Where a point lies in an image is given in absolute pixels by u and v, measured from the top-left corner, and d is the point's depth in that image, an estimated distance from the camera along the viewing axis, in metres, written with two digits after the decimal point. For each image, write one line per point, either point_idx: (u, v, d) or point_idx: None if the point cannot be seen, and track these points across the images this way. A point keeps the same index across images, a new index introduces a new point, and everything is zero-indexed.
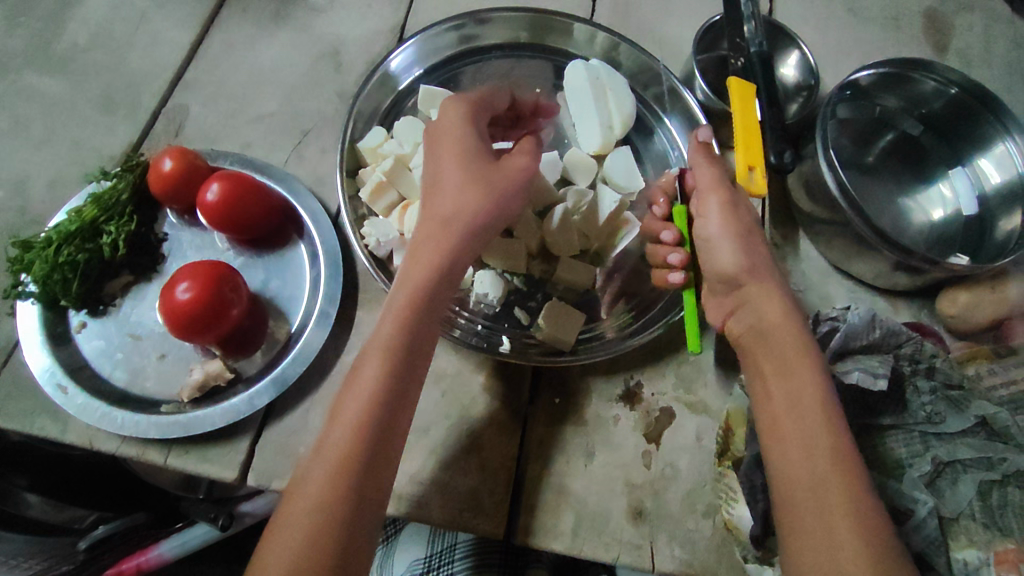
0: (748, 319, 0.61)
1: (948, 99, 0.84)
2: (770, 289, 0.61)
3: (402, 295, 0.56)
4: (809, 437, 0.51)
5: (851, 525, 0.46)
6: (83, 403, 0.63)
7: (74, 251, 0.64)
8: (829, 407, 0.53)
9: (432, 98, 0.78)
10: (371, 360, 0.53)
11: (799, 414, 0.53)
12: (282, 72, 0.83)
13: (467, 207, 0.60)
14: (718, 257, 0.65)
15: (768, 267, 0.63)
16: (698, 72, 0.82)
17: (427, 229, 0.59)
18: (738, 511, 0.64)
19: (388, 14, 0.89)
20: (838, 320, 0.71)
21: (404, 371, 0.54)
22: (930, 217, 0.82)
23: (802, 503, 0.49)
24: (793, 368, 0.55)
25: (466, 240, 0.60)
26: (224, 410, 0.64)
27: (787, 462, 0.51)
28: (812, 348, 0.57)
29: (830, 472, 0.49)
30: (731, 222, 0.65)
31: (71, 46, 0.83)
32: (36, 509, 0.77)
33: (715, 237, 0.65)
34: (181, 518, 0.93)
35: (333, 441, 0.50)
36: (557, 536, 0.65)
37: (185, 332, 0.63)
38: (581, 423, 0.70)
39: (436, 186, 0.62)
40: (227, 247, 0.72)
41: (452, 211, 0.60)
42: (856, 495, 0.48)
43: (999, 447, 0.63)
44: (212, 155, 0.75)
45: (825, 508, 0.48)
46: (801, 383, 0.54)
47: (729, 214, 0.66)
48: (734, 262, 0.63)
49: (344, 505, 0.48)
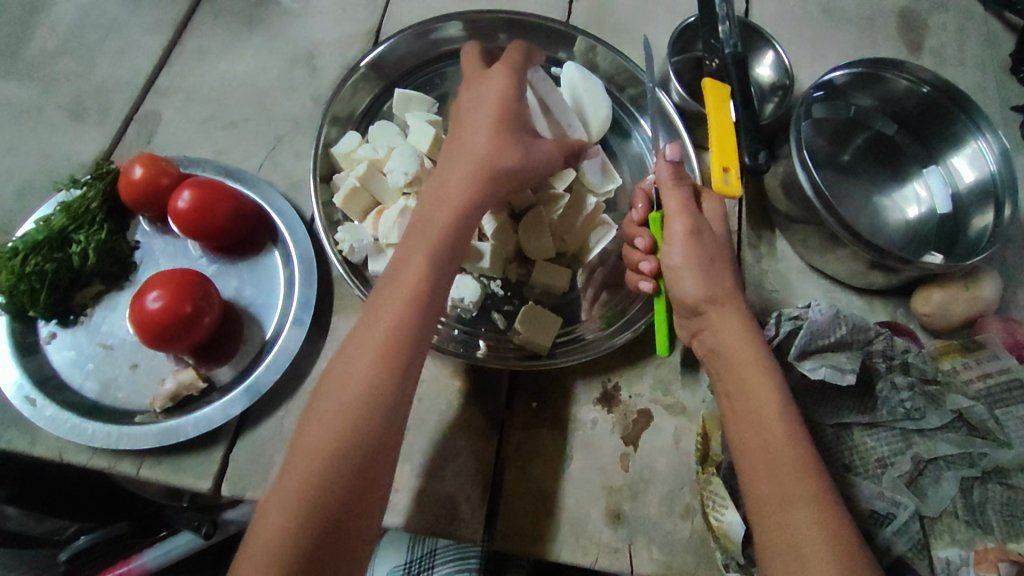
0: (708, 339, 0.61)
1: (920, 97, 0.85)
2: (729, 314, 0.60)
3: (426, 236, 0.58)
4: (768, 449, 0.53)
5: (813, 529, 0.49)
6: (52, 415, 0.62)
7: (41, 261, 0.63)
8: (787, 418, 0.54)
9: (407, 102, 0.78)
10: (397, 296, 0.55)
11: (758, 428, 0.54)
12: (255, 77, 0.83)
13: (495, 159, 0.63)
14: (681, 288, 0.62)
15: (731, 293, 0.61)
16: (673, 75, 0.82)
17: (458, 171, 0.62)
18: (728, 518, 0.62)
19: (363, 18, 0.88)
20: (799, 317, 0.69)
21: (426, 314, 0.55)
22: (905, 215, 0.83)
23: (767, 514, 0.51)
24: (748, 383, 0.56)
25: (486, 194, 0.62)
26: (197, 420, 0.63)
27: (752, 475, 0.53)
28: (766, 356, 0.58)
29: (792, 484, 0.51)
30: (696, 255, 0.62)
31: (40, 52, 0.82)
32: (14, 521, 0.78)
33: (679, 268, 0.62)
34: (165, 528, 0.90)
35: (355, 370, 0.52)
36: (535, 540, 0.65)
37: (155, 341, 0.63)
38: (558, 427, 0.70)
39: (472, 138, 0.64)
40: (200, 254, 0.71)
41: (484, 159, 0.62)
42: (818, 505, 0.50)
43: (978, 442, 0.65)
44: (185, 162, 0.74)
45: (789, 518, 0.50)
46: (759, 391, 0.56)
47: (694, 247, 0.62)
48: (697, 292, 0.61)
49: (358, 454, 0.50)
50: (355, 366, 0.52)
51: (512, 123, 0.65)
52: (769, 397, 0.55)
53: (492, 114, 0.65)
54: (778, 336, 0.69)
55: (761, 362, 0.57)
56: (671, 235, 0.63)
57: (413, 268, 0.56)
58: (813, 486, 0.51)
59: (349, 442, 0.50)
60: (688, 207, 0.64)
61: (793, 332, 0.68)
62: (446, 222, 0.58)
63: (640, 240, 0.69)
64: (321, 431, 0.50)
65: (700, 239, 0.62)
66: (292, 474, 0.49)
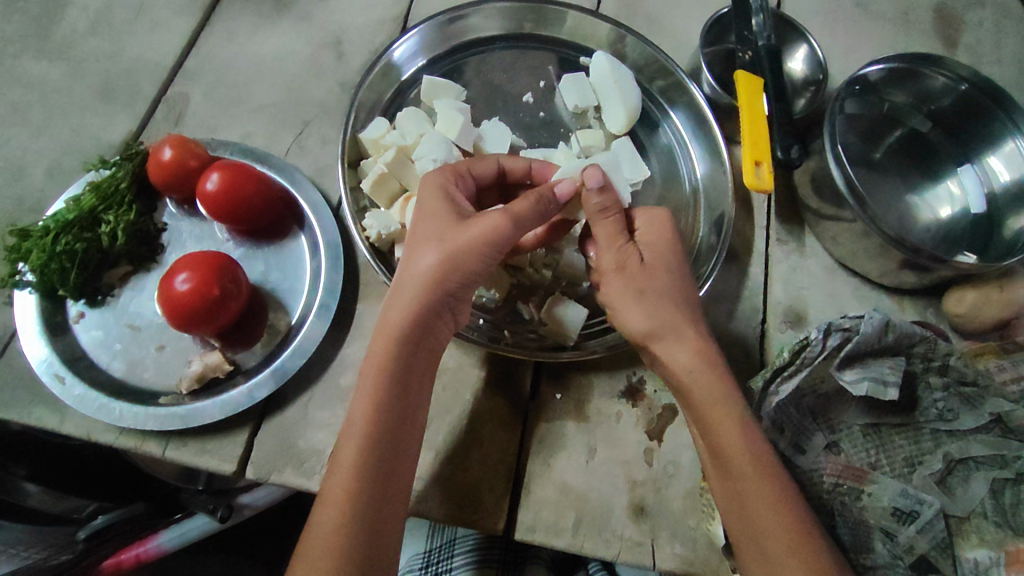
0: (665, 373, 0.61)
1: (957, 95, 0.83)
2: (674, 342, 0.59)
3: (373, 363, 0.55)
4: (737, 480, 0.55)
5: (788, 560, 0.51)
6: (81, 394, 0.62)
7: (72, 240, 0.63)
8: (751, 447, 0.55)
9: (434, 89, 0.77)
10: (352, 428, 0.53)
11: (729, 469, 0.55)
12: (283, 61, 0.82)
13: (420, 270, 0.57)
14: (622, 321, 0.62)
15: (677, 318, 0.60)
16: (704, 65, 0.82)
17: (392, 291, 0.58)
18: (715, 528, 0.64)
19: (391, 3, 0.87)
20: (850, 329, 0.64)
21: (396, 412, 0.55)
22: (938, 215, 0.81)
23: (744, 540, 0.54)
24: (710, 416, 0.57)
25: (432, 306, 0.57)
26: (223, 402, 0.63)
27: (728, 503, 0.56)
28: (728, 384, 0.58)
29: (767, 513, 0.53)
30: (624, 290, 0.61)
31: (70, 32, 0.82)
32: (35, 498, 0.77)
33: (614, 306, 0.63)
34: (180, 509, 0.89)
35: (331, 478, 0.53)
36: (557, 532, 0.65)
37: (184, 322, 0.62)
38: (582, 419, 0.70)
39: (408, 246, 0.59)
40: (227, 238, 0.71)
41: (408, 273, 0.57)
42: (794, 534, 0.52)
43: (1013, 444, 0.64)
44: (213, 145, 0.74)
45: (763, 545, 0.53)
46: (723, 422, 0.56)
47: (616, 282, 0.62)
48: (633, 327, 0.61)
49: (358, 533, 0.51)
50: (340, 458, 0.53)
51: (437, 228, 0.58)
52: (734, 431, 0.56)
53: (416, 226, 0.59)
54: (825, 351, 0.64)
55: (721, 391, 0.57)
56: (604, 273, 0.63)
57: (367, 389, 0.55)
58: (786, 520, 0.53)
59: (353, 525, 0.51)
60: (620, 237, 0.62)
61: (843, 345, 0.64)
62: (392, 347, 0.56)
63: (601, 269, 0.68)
64: (330, 508, 0.51)
65: (624, 275, 0.61)
66: (308, 545, 0.51)
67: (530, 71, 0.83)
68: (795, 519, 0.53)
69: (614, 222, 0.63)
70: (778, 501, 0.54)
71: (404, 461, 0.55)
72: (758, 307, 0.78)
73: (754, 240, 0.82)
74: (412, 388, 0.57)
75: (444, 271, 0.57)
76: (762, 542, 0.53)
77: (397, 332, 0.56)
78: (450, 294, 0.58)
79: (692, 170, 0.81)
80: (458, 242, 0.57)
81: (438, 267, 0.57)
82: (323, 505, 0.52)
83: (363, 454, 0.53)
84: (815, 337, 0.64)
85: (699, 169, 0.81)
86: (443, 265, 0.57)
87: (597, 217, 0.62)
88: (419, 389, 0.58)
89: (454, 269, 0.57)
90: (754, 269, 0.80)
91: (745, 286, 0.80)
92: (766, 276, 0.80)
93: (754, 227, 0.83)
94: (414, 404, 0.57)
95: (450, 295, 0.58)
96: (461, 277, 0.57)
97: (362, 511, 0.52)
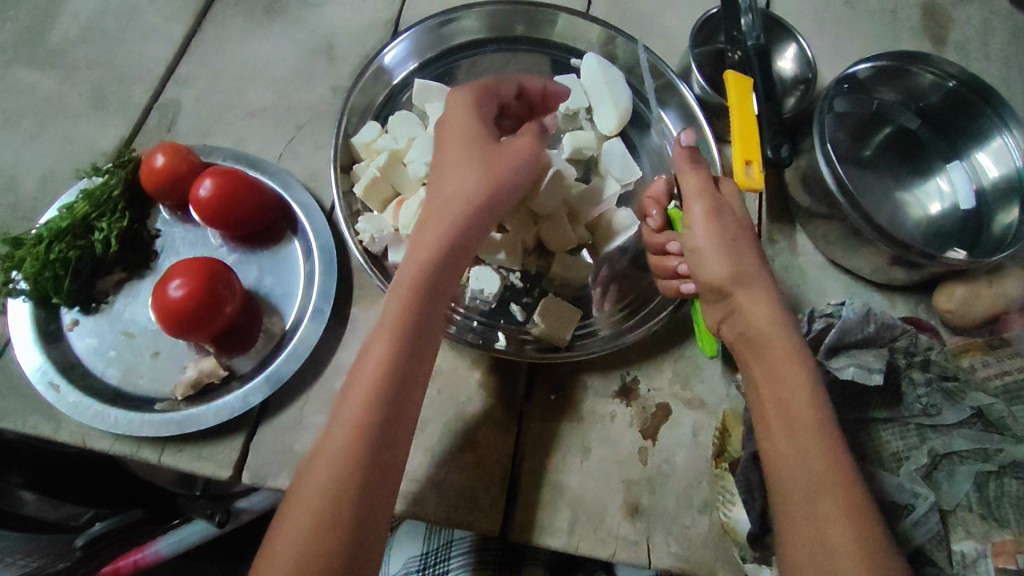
0: (738, 325, 0.59)
1: (945, 92, 0.84)
2: (759, 293, 0.58)
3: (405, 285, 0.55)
4: (796, 433, 0.52)
5: (842, 525, 0.47)
6: (76, 402, 0.62)
7: (65, 248, 0.64)
8: (818, 404, 0.53)
9: (426, 93, 0.77)
10: (372, 359, 0.53)
11: (790, 423, 0.52)
12: (275, 66, 0.83)
13: (462, 182, 0.59)
14: (708, 265, 0.61)
15: (759, 273, 0.60)
16: (695, 66, 0.82)
17: (427, 210, 0.59)
18: (735, 515, 0.64)
19: (382, 7, 0.88)
20: (831, 316, 0.70)
21: (415, 350, 0.54)
22: (928, 211, 0.82)
23: (792, 501, 0.50)
24: (781, 368, 0.55)
25: (471, 229, 0.58)
26: (218, 407, 0.63)
27: (777, 456, 0.52)
28: (798, 341, 0.56)
29: (823, 472, 0.50)
30: (716, 233, 0.61)
31: (61, 40, 0.82)
32: (32, 507, 0.76)
33: (700, 249, 0.61)
34: (177, 515, 0.92)
35: (338, 418, 0.51)
36: (554, 532, 0.65)
37: (177, 328, 0.63)
38: (577, 419, 0.70)
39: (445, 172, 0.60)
40: (221, 243, 0.71)
41: (448, 188, 0.59)
42: (845, 497, 0.48)
43: (994, 437, 0.64)
44: (206, 151, 0.74)
45: (815, 505, 0.49)
46: (791, 375, 0.54)
47: (712, 225, 0.61)
48: (719, 273, 0.60)
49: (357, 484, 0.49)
50: (354, 398, 0.51)
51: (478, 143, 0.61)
52: (802, 386, 0.54)
53: (454, 141, 0.61)
54: (812, 334, 0.70)
55: (793, 350, 0.55)
56: (696, 218, 0.62)
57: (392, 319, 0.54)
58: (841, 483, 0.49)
59: (352, 473, 0.49)
60: (709, 185, 0.64)
61: (826, 330, 0.70)
62: (424, 268, 0.55)
63: (654, 220, 0.72)
64: (329, 454, 0.49)
65: (721, 221, 0.61)
66: (307, 487, 0.49)
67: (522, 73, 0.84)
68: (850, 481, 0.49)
69: (704, 175, 0.64)
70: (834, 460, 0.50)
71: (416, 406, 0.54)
72: None
73: None
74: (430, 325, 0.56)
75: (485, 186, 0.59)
76: (814, 502, 0.49)
77: (434, 260, 0.56)
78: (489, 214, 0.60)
79: None
80: (498, 160, 0.60)
81: (476, 192, 0.59)
82: (325, 449, 0.50)
83: (373, 393, 0.51)
84: (804, 321, 0.71)
85: None
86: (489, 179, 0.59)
87: (691, 166, 0.65)
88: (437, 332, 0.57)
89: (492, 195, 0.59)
90: None
91: None
92: None
93: None
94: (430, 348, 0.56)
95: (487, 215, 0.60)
96: (501, 195, 0.60)
97: (367, 451, 0.50)
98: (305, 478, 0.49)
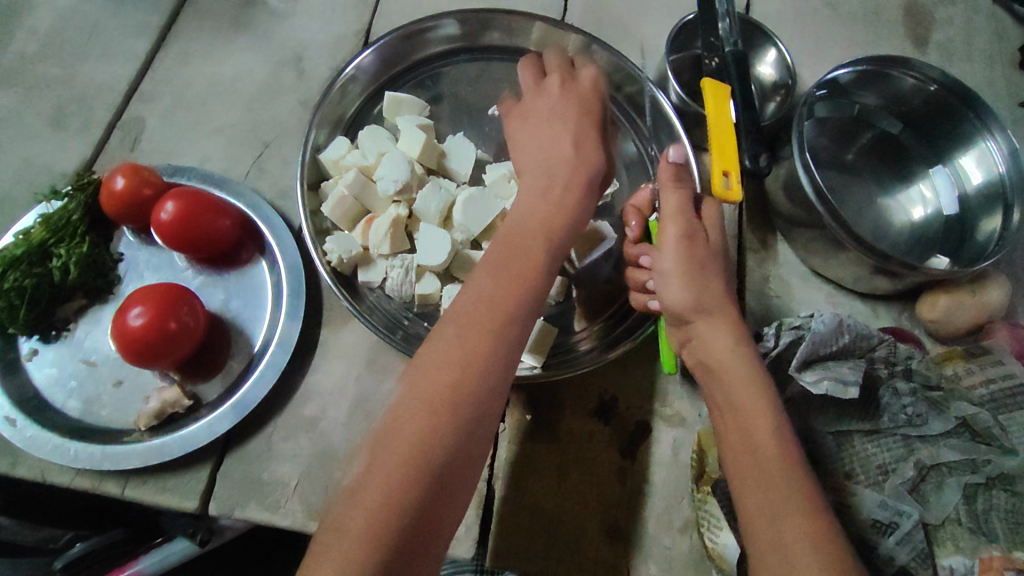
0: (699, 352, 0.61)
1: (927, 95, 0.82)
2: (718, 322, 0.59)
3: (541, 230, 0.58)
4: (760, 462, 0.52)
5: (806, 554, 0.47)
6: (34, 436, 0.60)
7: (21, 277, 0.62)
8: (780, 433, 0.54)
9: (397, 106, 0.76)
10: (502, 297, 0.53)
11: (755, 452, 0.53)
12: (241, 80, 0.81)
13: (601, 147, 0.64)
14: (670, 291, 0.61)
15: (721, 300, 0.60)
16: (671, 74, 0.80)
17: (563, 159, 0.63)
18: (723, 540, 0.61)
19: (352, 18, 0.86)
20: (800, 327, 0.68)
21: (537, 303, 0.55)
22: (911, 217, 0.81)
23: (759, 531, 0.50)
24: (742, 398, 0.56)
25: (591, 192, 0.62)
26: (182, 438, 0.61)
27: (743, 484, 0.52)
28: (761, 370, 0.57)
29: (785, 502, 0.50)
30: (685, 259, 0.61)
31: (20, 57, 0.80)
32: (10, 532, 0.77)
33: (668, 273, 0.62)
34: (161, 534, 0.86)
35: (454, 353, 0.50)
36: (530, 557, 0.64)
37: (138, 357, 0.61)
38: (554, 440, 0.69)
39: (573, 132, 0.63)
40: (186, 266, 0.69)
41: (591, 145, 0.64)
42: (810, 524, 0.49)
43: (982, 448, 0.63)
44: (170, 170, 0.72)
45: (780, 533, 0.49)
46: (752, 405, 0.55)
47: (684, 250, 0.62)
48: (682, 299, 0.61)
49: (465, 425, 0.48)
50: (469, 339, 0.51)
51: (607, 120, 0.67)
52: (764, 415, 0.54)
53: (586, 106, 0.66)
54: (778, 346, 0.68)
55: (755, 379, 0.56)
56: (667, 241, 0.62)
57: (505, 301, 0.53)
58: (803, 512, 0.49)
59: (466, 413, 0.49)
60: (687, 209, 0.63)
61: (793, 343, 0.67)
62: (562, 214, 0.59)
63: (631, 231, 0.70)
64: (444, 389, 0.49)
65: (694, 246, 0.62)
66: (378, 459, 0.46)
67: (496, 83, 0.82)
68: (814, 510, 0.50)
69: (685, 196, 0.64)
70: (798, 490, 0.51)
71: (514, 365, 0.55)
72: None
73: None
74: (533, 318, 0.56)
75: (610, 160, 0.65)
76: (779, 533, 0.49)
77: (552, 221, 0.59)
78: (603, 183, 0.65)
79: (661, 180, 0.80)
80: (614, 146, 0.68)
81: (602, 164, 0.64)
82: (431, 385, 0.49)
83: (464, 375, 0.49)
84: (770, 333, 0.69)
85: None
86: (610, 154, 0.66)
87: (670, 184, 0.64)
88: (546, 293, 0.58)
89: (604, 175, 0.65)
90: None
91: None
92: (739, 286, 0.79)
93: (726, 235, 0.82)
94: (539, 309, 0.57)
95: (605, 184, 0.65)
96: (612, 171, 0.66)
97: (457, 428, 0.48)
98: (378, 453, 0.47)
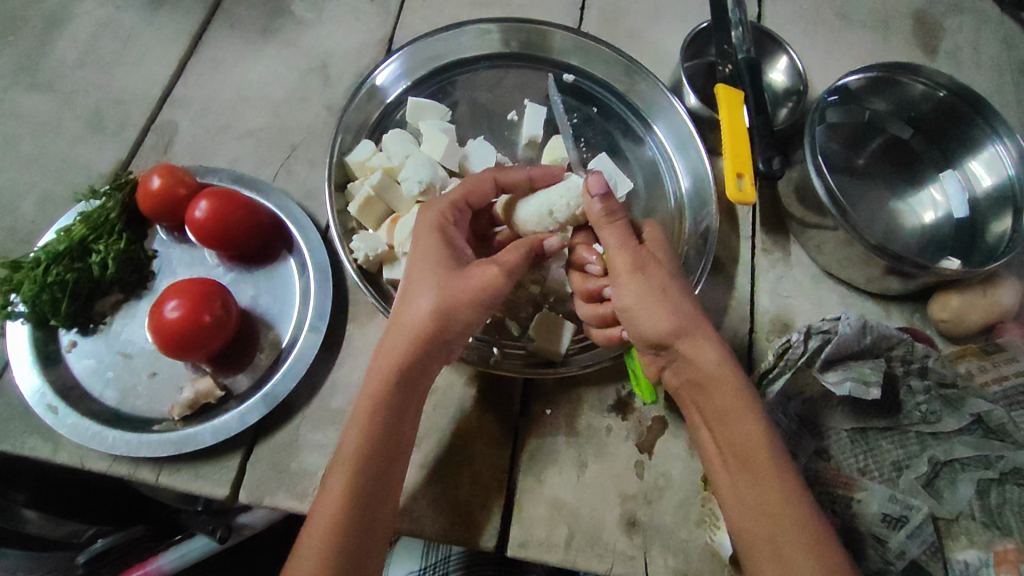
0: (683, 372, 0.60)
1: (937, 101, 0.84)
2: (698, 340, 0.59)
3: (365, 405, 0.57)
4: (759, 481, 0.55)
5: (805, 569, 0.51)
6: (74, 423, 0.63)
7: (63, 271, 0.64)
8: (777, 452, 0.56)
9: (419, 110, 0.78)
10: (337, 475, 0.55)
11: (750, 473, 0.55)
12: (270, 86, 0.84)
13: (420, 313, 0.58)
14: (643, 325, 0.60)
15: (697, 316, 0.60)
16: (685, 81, 0.83)
17: (391, 332, 0.59)
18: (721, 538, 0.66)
19: (376, 26, 0.89)
20: (828, 330, 0.67)
21: (376, 471, 0.56)
22: (922, 220, 0.82)
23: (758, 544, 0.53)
24: (737, 419, 0.57)
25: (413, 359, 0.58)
26: (214, 427, 0.64)
27: (738, 500, 0.55)
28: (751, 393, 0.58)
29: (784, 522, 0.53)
30: (645, 290, 0.60)
31: (60, 64, 0.83)
32: (33, 525, 0.75)
33: (633, 309, 0.61)
34: (180, 531, 0.88)
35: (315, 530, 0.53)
36: (549, 548, 0.65)
37: (173, 350, 0.63)
38: (572, 435, 0.70)
39: (401, 299, 0.60)
40: (218, 263, 0.72)
41: (407, 318, 0.58)
42: (809, 543, 0.52)
43: (995, 445, 0.64)
44: (203, 172, 0.75)
45: (779, 551, 0.52)
46: (747, 426, 0.56)
47: (639, 282, 0.61)
48: (658, 330, 0.59)
49: None
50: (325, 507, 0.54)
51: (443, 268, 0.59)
52: (761, 435, 0.56)
53: (414, 267, 0.60)
54: (806, 353, 0.67)
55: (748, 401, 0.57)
56: (621, 276, 0.62)
57: (323, 529, 0.53)
58: (801, 523, 0.53)
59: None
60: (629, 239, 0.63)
61: (822, 347, 0.67)
62: (384, 389, 0.57)
63: (593, 266, 0.68)
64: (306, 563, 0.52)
65: (648, 275, 0.61)
66: None
67: (515, 89, 0.85)
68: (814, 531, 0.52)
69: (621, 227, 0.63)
70: (800, 511, 0.53)
71: (384, 512, 0.56)
72: (747, 318, 0.79)
73: (740, 250, 0.83)
74: (389, 485, 0.57)
75: (440, 322, 0.58)
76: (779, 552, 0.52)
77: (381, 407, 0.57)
78: (445, 342, 0.59)
79: (677, 183, 0.82)
80: (456, 288, 0.58)
81: (434, 318, 0.58)
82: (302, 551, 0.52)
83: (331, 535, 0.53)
84: (797, 338, 0.68)
85: (684, 183, 0.82)
86: (442, 309, 0.58)
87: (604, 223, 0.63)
88: (404, 447, 0.58)
89: (449, 318, 0.58)
90: (741, 278, 0.81)
91: (733, 294, 0.80)
92: (753, 286, 0.81)
93: (739, 237, 0.83)
94: (397, 465, 0.58)
95: (443, 342, 0.59)
96: (456, 325, 0.59)
97: None
98: None
